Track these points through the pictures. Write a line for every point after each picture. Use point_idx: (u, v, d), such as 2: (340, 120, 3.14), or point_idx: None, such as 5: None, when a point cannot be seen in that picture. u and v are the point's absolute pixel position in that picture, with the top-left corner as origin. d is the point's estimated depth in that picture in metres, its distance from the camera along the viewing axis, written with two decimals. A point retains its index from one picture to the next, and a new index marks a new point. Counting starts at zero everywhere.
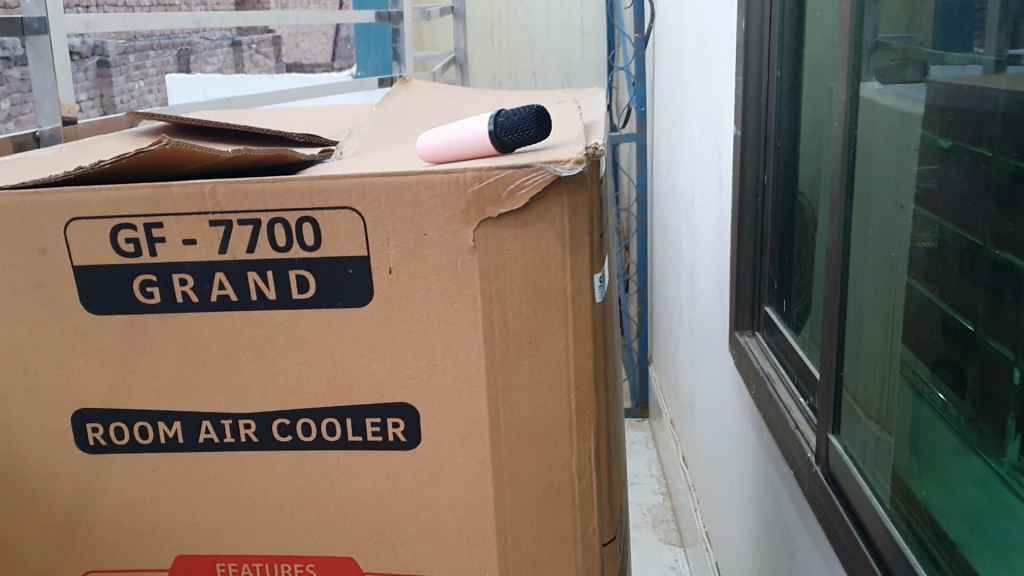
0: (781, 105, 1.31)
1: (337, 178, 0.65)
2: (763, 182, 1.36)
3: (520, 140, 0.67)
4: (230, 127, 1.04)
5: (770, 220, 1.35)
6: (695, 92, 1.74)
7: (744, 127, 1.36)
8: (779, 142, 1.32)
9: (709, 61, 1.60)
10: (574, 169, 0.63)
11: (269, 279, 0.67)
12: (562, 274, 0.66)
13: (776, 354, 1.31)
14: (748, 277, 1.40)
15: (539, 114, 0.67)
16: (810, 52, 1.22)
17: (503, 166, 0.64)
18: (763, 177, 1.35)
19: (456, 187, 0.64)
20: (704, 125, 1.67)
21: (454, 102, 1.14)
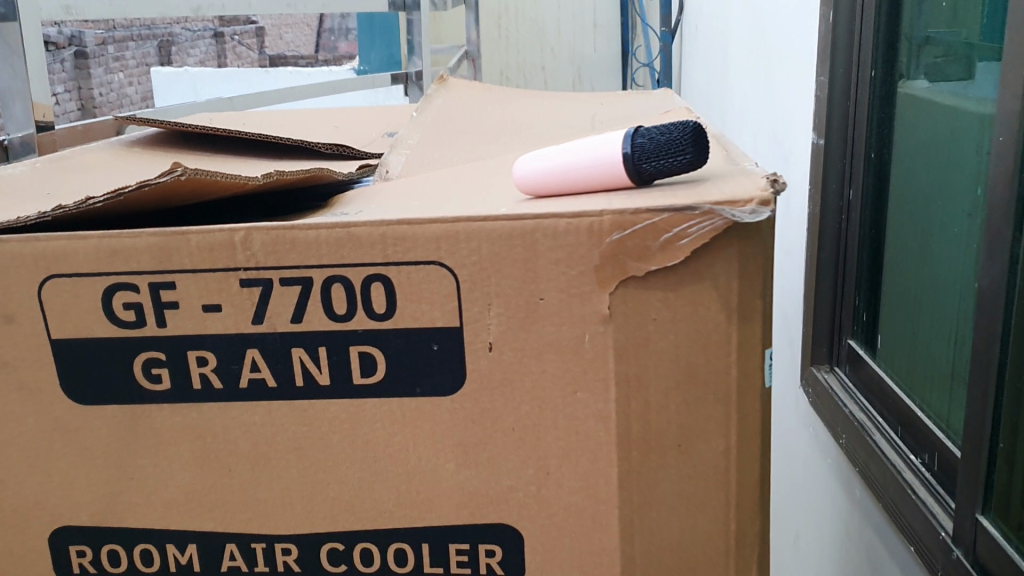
0: (873, 108, 1.08)
1: (422, 222, 0.46)
2: (848, 199, 1.13)
3: (671, 166, 0.49)
4: (242, 135, 0.86)
5: (855, 240, 1.13)
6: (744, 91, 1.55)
7: (829, 134, 1.13)
8: (870, 152, 1.09)
9: (765, 54, 1.41)
10: (756, 216, 0.45)
11: (322, 359, 0.49)
12: (725, 353, 0.48)
13: (864, 396, 1.09)
14: (828, 304, 1.17)
15: (695, 133, 0.48)
16: (914, 46, 1.02)
17: (654, 210, 0.45)
18: (848, 193, 1.13)
19: (588, 236, 0.46)
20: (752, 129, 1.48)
21: (509, 108, 0.96)
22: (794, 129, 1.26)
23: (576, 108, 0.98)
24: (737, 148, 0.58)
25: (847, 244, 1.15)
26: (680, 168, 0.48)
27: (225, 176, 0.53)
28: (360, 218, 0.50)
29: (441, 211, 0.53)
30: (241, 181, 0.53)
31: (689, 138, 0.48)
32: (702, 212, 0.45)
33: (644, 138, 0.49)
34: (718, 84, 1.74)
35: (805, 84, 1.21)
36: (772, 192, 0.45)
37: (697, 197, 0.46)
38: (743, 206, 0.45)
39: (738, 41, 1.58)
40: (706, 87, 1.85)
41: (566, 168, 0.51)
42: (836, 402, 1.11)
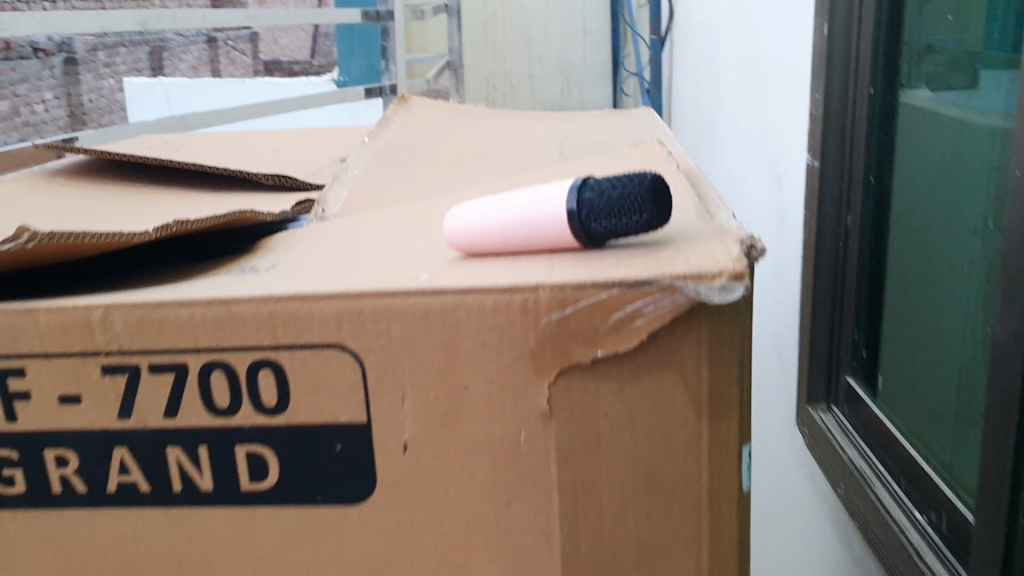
0: (875, 128, 0.99)
1: (318, 296, 0.38)
2: (846, 224, 1.03)
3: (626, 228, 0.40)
4: (170, 165, 0.77)
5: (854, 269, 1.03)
6: (734, 101, 1.45)
7: (824, 156, 1.03)
8: (869, 174, 1.00)
9: (759, 66, 1.31)
10: (728, 294, 0.36)
11: (203, 460, 0.41)
12: (694, 455, 0.39)
13: (864, 437, 1.00)
14: (822, 333, 1.07)
15: (654, 188, 0.40)
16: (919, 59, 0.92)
17: (602, 284, 0.37)
18: (846, 218, 1.03)
19: (521, 315, 0.37)
20: (743, 144, 1.38)
21: (469, 131, 0.87)
22: (789, 149, 1.16)
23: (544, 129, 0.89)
24: (712, 197, 0.49)
25: (845, 274, 1.05)
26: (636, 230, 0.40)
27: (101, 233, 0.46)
28: (251, 289, 0.41)
29: (357, 276, 0.44)
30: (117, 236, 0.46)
31: (647, 195, 0.40)
32: (661, 287, 0.36)
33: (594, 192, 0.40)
34: (709, 95, 1.63)
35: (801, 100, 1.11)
36: (747, 264, 0.36)
37: (655, 268, 0.37)
38: (711, 281, 0.36)
39: (730, 51, 1.48)
40: (697, 97, 1.75)
41: (502, 226, 0.43)
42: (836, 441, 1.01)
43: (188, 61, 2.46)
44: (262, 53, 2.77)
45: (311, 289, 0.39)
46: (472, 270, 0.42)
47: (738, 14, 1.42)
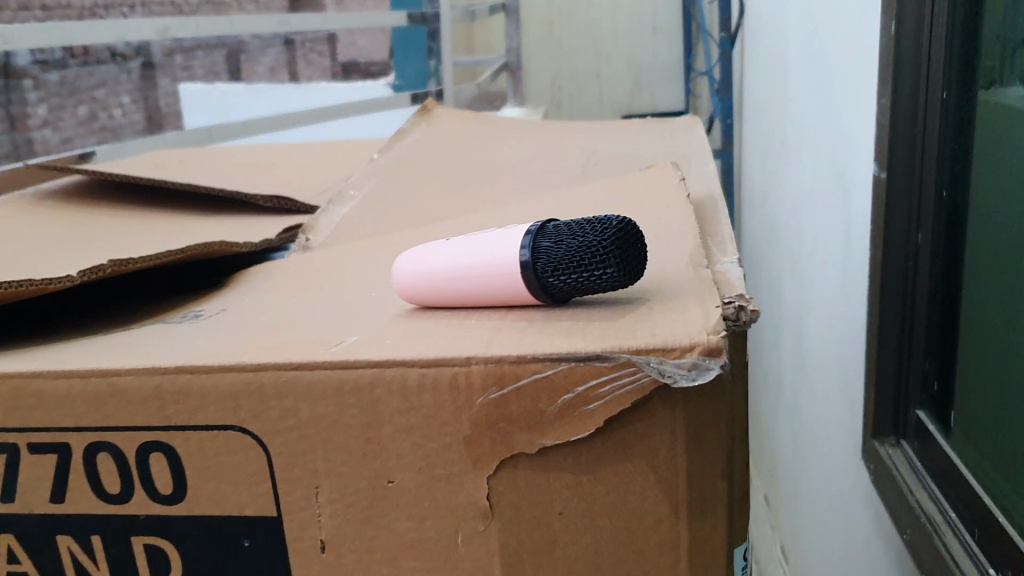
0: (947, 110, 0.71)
1: (211, 369, 0.32)
2: (917, 244, 0.77)
3: (588, 283, 0.33)
4: (162, 185, 0.72)
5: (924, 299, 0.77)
6: (802, 107, 1.34)
7: (894, 170, 0.77)
8: (942, 192, 0.73)
9: (830, 71, 1.19)
10: (700, 375, 0.29)
11: (96, 551, 0.35)
12: (670, 560, 0.32)
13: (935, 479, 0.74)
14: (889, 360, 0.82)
15: (618, 237, 0.33)
16: (998, 31, 0.63)
17: (546, 358, 0.30)
18: (918, 236, 0.77)
19: (449, 394, 0.31)
20: (812, 153, 1.28)
21: (487, 147, 0.79)
22: (857, 160, 1.06)
23: (569, 144, 0.80)
24: (718, 239, 0.42)
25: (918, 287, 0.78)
26: (600, 286, 0.33)
27: (18, 279, 0.42)
28: (155, 353, 0.35)
29: (289, 334, 0.38)
30: (35, 284, 0.42)
31: (611, 243, 0.33)
32: (620, 362, 0.29)
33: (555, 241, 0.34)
34: (778, 101, 1.52)
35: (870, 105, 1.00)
36: (726, 336, 0.29)
37: (614, 339, 0.30)
38: (679, 358, 0.29)
39: (799, 53, 1.37)
40: (767, 102, 1.63)
41: (442, 272, 0.37)
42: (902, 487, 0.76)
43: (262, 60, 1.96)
44: (339, 56, 1.99)
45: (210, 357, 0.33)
46: (416, 329, 0.36)
47: (808, 12, 1.31)
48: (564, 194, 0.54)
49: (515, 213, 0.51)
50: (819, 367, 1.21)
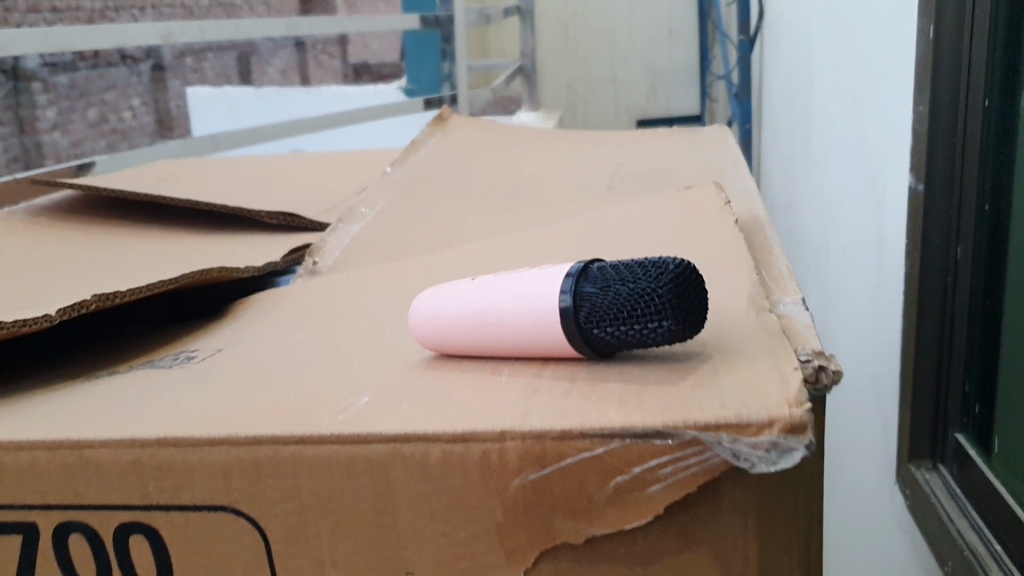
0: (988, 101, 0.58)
1: (196, 440, 0.27)
2: (956, 258, 0.63)
3: (640, 337, 0.28)
4: (161, 201, 0.67)
5: (962, 317, 0.63)
6: (831, 114, 1.28)
7: (929, 174, 0.64)
8: (981, 202, 0.60)
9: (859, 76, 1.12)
10: (782, 456, 0.24)
11: None
12: None
13: (977, 509, 0.59)
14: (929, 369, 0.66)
15: (676, 285, 0.28)
16: None
17: (595, 435, 0.25)
18: (957, 248, 0.63)
19: (479, 475, 0.26)
20: (842, 162, 1.21)
21: (506, 159, 0.75)
22: (893, 167, 1.00)
23: (593, 156, 0.75)
24: (777, 272, 0.37)
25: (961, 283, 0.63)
26: (656, 340, 0.28)
27: None
28: (133, 413, 0.30)
29: (291, 382, 0.33)
30: (8, 326, 0.37)
31: (666, 289, 0.28)
32: (686, 440, 0.25)
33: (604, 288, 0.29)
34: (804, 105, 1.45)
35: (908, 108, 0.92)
36: (811, 410, 0.25)
37: (674, 411, 0.25)
38: (756, 436, 0.24)
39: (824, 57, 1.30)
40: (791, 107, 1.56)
41: (467, 316, 0.32)
42: (938, 514, 0.61)
43: (275, 64, 1.84)
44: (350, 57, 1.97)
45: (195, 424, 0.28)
46: (436, 382, 0.31)
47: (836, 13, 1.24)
48: (595, 216, 0.49)
49: (541, 237, 0.47)
50: (850, 384, 1.15)
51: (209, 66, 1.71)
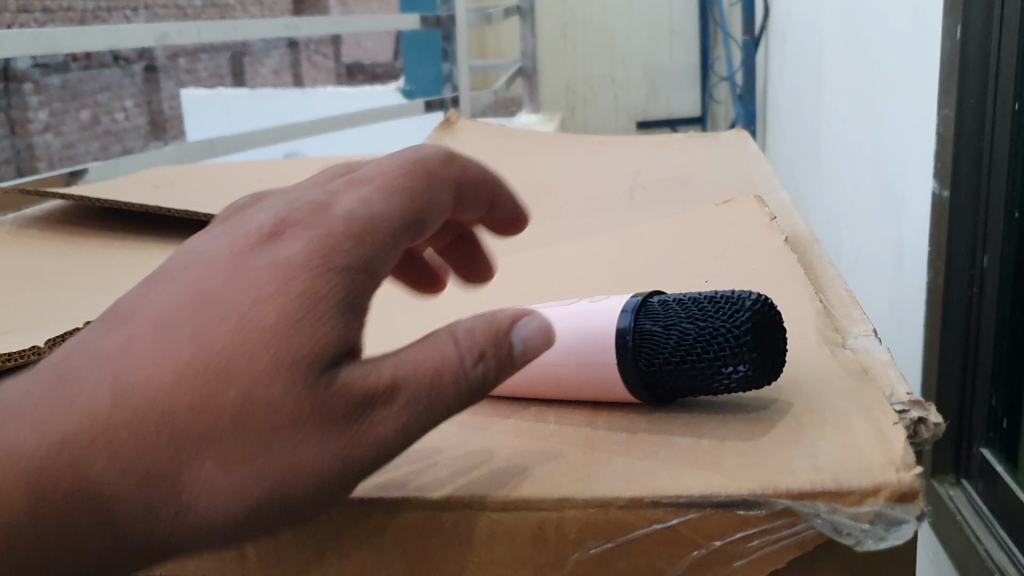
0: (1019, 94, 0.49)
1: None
2: (982, 268, 0.53)
3: (716, 382, 0.25)
4: (157, 212, 0.64)
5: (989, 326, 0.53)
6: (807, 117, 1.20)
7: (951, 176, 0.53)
8: (1012, 204, 0.50)
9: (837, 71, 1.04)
10: (893, 526, 0.21)
11: None
12: None
13: (1005, 526, 0.48)
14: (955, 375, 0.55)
15: (755, 322, 0.25)
16: None
17: (669, 504, 0.22)
18: (982, 255, 0.53)
19: (533, 547, 0.22)
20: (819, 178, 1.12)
21: (518, 166, 0.71)
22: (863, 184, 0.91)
23: (609, 162, 0.72)
24: (840, 300, 0.34)
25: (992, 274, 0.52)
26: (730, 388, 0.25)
27: None
28: None
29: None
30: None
31: (739, 326, 0.25)
32: (777, 510, 0.21)
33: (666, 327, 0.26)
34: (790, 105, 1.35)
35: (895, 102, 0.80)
36: (922, 474, 0.21)
37: (759, 475, 0.22)
38: (859, 505, 0.21)
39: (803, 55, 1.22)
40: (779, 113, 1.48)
41: None
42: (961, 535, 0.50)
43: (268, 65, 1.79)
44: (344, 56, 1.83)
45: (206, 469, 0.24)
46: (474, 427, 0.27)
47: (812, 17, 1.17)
48: (626, 230, 0.46)
49: (569, 253, 0.43)
50: None
51: (202, 66, 1.72)
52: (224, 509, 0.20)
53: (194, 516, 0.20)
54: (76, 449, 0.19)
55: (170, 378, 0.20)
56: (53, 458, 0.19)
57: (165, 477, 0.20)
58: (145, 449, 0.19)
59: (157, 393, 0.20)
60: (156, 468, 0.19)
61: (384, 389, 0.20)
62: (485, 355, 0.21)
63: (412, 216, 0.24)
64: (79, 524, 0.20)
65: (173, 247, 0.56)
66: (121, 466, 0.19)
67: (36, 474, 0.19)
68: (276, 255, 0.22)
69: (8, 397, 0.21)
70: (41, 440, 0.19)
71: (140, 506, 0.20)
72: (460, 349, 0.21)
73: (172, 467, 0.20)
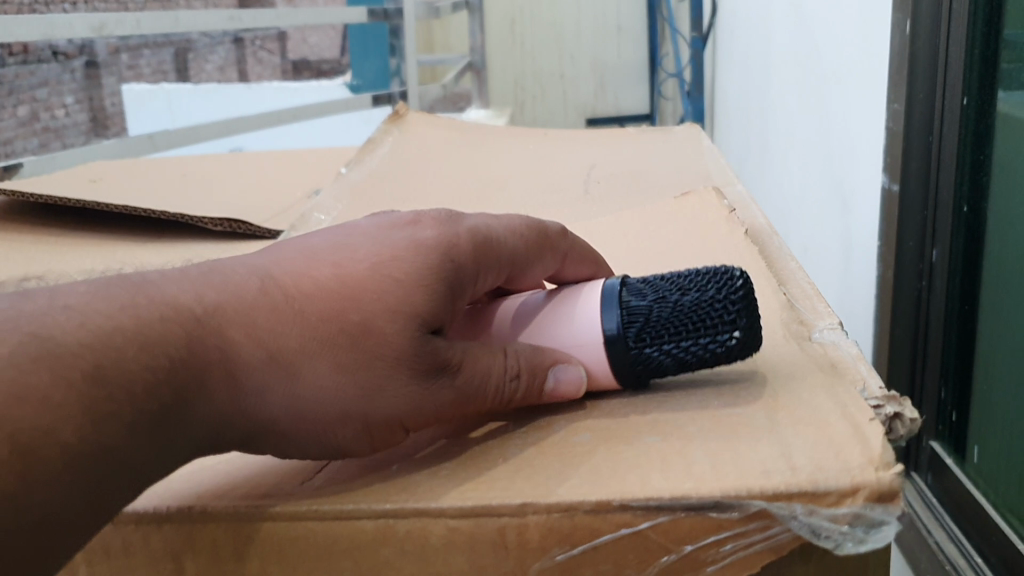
0: (969, 89, 0.46)
1: (132, 516, 0.21)
2: (931, 262, 0.50)
3: (700, 354, 0.25)
4: (93, 209, 0.61)
5: (938, 322, 0.50)
6: (753, 112, 1.17)
7: (902, 171, 0.51)
8: (961, 199, 0.47)
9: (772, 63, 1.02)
10: (871, 527, 0.20)
11: None
12: None
13: (957, 520, 0.46)
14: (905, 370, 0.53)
15: (746, 295, 0.25)
16: None
17: (638, 507, 0.20)
18: (931, 249, 0.50)
19: (493, 557, 0.21)
20: (765, 174, 1.10)
21: (468, 161, 0.69)
22: (802, 188, 0.89)
23: (560, 157, 0.70)
24: (802, 292, 0.32)
25: (942, 272, 0.49)
26: (722, 356, 0.25)
27: None
28: None
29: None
30: None
31: (736, 294, 0.25)
32: (751, 513, 0.20)
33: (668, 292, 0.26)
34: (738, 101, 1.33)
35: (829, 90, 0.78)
36: (903, 473, 0.20)
37: (732, 475, 0.21)
38: (837, 507, 0.20)
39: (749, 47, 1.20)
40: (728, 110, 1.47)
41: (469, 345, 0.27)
42: (909, 530, 0.48)
43: (212, 62, 1.76)
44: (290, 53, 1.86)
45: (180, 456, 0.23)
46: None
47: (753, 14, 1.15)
48: (582, 225, 0.44)
49: None
50: None
51: (146, 62, 1.66)
52: (319, 408, 0.22)
53: (290, 407, 0.21)
54: (211, 318, 0.21)
55: (309, 291, 0.22)
56: (192, 318, 0.21)
57: (283, 362, 0.21)
58: (281, 336, 0.21)
59: (296, 297, 0.22)
60: (279, 354, 0.21)
61: (468, 359, 0.23)
62: (536, 378, 0.24)
63: (518, 260, 0.26)
64: (193, 386, 0.20)
65: (109, 246, 0.53)
66: (256, 340, 0.21)
67: (177, 325, 0.20)
68: (414, 236, 0.24)
69: (157, 276, 0.22)
70: (189, 304, 0.21)
71: (257, 381, 0.21)
72: (528, 362, 0.24)
73: (291, 358, 0.21)
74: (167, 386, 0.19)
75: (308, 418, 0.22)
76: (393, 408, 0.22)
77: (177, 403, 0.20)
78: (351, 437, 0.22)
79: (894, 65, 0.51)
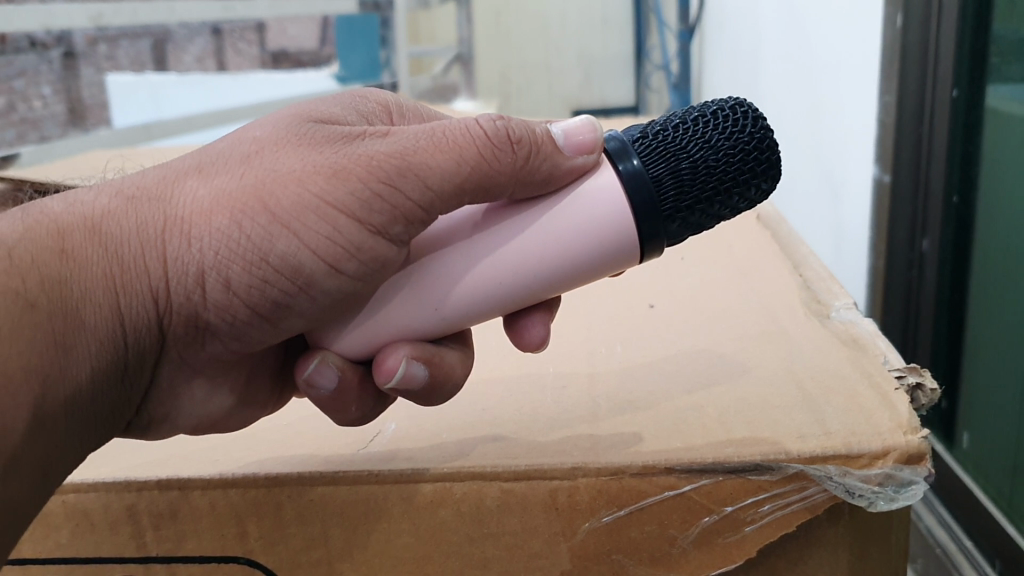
0: (958, 80, 0.45)
1: (128, 483, 0.23)
2: (922, 252, 0.49)
3: (703, 154, 0.23)
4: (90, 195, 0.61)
5: (927, 310, 0.49)
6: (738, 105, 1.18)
7: (893, 161, 0.49)
8: (950, 189, 0.46)
9: (756, 65, 1.00)
10: (899, 488, 0.21)
11: None
12: None
13: (947, 505, 0.46)
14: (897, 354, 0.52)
15: (734, 112, 0.23)
16: None
17: (684, 472, 0.22)
18: (922, 239, 0.49)
19: (544, 517, 0.22)
20: None
21: None
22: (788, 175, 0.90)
23: None
24: (817, 273, 0.33)
25: (938, 262, 0.48)
26: (721, 147, 0.23)
27: None
28: (109, 459, 0.26)
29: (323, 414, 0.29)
30: None
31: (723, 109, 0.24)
32: (790, 475, 0.21)
33: (731, 201, 0.23)
34: None
35: (824, 91, 0.77)
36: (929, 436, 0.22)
37: (772, 443, 0.22)
38: (869, 470, 0.21)
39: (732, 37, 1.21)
40: None
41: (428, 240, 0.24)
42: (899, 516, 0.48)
43: None
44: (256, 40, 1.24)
45: (135, 380, 0.25)
46: (486, 404, 0.27)
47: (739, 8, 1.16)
48: None
49: None
50: None
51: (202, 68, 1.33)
52: (213, 217, 0.22)
53: (183, 227, 0.22)
54: (77, 215, 0.23)
55: (184, 160, 0.24)
56: (56, 221, 0.23)
57: (155, 197, 0.23)
58: (142, 183, 0.23)
59: (172, 163, 0.24)
60: (148, 191, 0.23)
61: (388, 135, 0.23)
62: (493, 133, 0.23)
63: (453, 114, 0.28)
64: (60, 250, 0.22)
65: None
66: (117, 197, 0.23)
67: (38, 230, 0.22)
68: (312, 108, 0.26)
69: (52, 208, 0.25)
70: (54, 213, 0.23)
71: (127, 222, 0.23)
72: (473, 118, 0.23)
73: (161, 191, 0.23)
74: (37, 275, 0.22)
75: (211, 234, 0.22)
76: (298, 191, 0.22)
77: (57, 285, 0.22)
78: (274, 238, 0.22)
79: (883, 57, 0.48)
